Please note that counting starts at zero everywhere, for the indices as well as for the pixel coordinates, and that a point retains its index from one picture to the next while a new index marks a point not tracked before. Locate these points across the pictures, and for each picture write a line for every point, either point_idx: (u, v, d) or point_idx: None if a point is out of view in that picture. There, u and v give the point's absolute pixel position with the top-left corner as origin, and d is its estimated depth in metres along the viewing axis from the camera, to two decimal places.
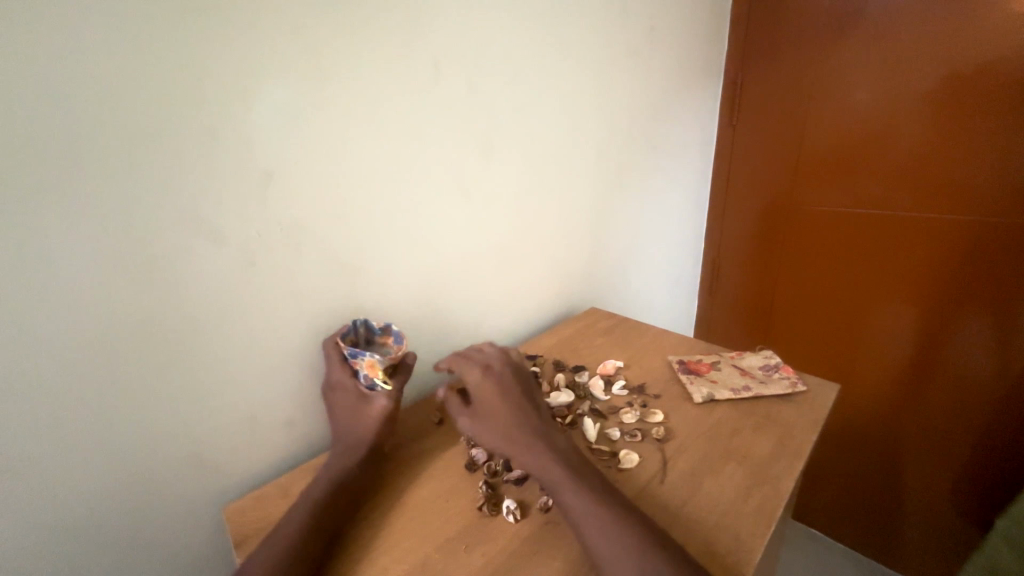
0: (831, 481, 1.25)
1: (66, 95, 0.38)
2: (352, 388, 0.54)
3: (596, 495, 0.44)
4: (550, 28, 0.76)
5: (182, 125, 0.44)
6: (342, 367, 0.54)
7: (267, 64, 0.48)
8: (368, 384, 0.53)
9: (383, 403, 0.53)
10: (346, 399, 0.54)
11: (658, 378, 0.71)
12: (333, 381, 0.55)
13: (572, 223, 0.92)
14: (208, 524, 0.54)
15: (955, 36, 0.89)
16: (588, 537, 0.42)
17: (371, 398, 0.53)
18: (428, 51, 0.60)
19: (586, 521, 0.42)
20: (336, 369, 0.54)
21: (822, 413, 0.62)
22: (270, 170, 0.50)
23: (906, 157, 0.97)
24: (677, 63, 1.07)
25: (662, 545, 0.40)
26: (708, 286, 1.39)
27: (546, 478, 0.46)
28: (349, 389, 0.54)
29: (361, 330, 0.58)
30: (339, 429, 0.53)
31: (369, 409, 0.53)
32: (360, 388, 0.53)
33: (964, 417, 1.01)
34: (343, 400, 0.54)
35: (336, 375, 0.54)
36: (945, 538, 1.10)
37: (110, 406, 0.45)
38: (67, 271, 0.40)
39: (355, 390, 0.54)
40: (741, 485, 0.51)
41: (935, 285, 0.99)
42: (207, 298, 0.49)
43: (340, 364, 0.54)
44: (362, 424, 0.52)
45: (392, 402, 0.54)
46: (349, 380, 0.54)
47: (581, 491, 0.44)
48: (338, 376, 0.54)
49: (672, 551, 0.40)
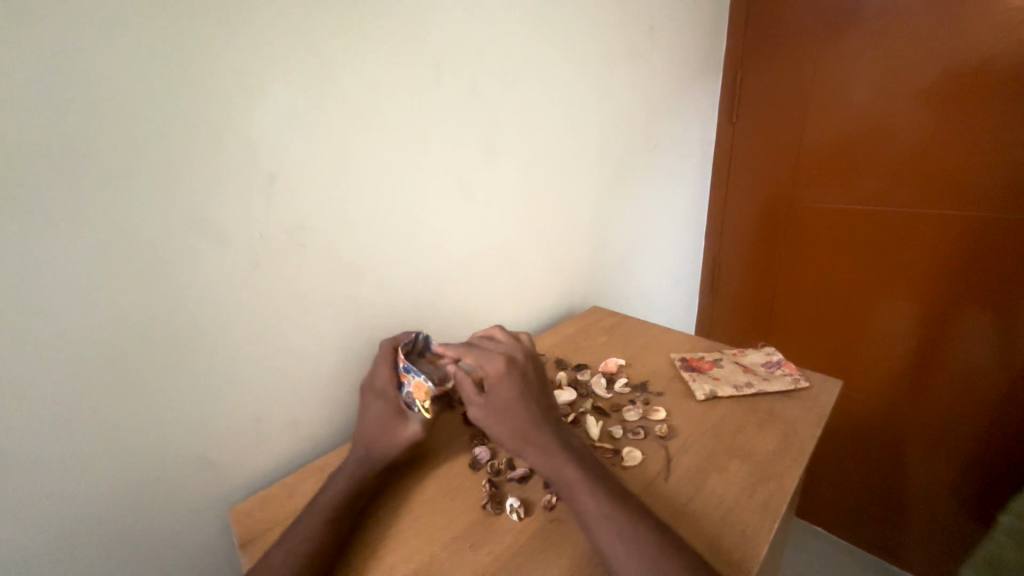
0: (833, 476, 1.26)
1: (71, 95, 0.38)
2: (393, 400, 0.52)
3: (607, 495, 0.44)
4: (551, 27, 0.76)
5: (188, 125, 0.44)
6: (390, 375, 0.54)
7: (271, 63, 0.48)
8: (408, 402, 0.52)
9: (416, 429, 0.51)
10: (382, 408, 0.52)
11: (661, 376, 0.72)
12: (375, 385, 0.54)
13: (573, 223, 0.92)
14: (214, 525, 0.54)
15: (953, 33, 0.89)
16: (595, 532, 0.42)
17: (407, 418, 0.51)
18: (429, 50, 0.60)
19: (597, 522, 0.42)
20: (384, 375, 0.54)
21: (824, 409, 0.62)
22: (275, 169, 0.50)
23: (906, 154, 0.98)
24: (677, 62, 1.07)
25: (673, 546, 0.40)
26: (709, 282, 1.40)
27: (565, 477, 0.45)
28: (390, 401, 0.52)
29: (418, 343, 0.58)
30: (363, 435, 0.51)
31: (401, 429, 0.51)
32: (400, 403, 0.52)
33: (966, 411, 1.01)
34: (380, 409, 0.52)
35: (382, 380, 0.54)
36: (946, 532, 1.10)
37: (116, 408, 0.45)
38: (72, 273, 0.40)
39: (395, 404, 0.52)
40: (745, 481, 0.51)
41: (936, 280, 0.99)
42: (213, 298, 0.49)
43: (390, 372, 0.54)
44: (389, 439, 0.50)
45: (424, 431, 0.52)
46: (393, 391, 0.53)
47: (595, 491, 0.44)
48: (383, 383, 0.54)
49: (683, 552, 0.40)
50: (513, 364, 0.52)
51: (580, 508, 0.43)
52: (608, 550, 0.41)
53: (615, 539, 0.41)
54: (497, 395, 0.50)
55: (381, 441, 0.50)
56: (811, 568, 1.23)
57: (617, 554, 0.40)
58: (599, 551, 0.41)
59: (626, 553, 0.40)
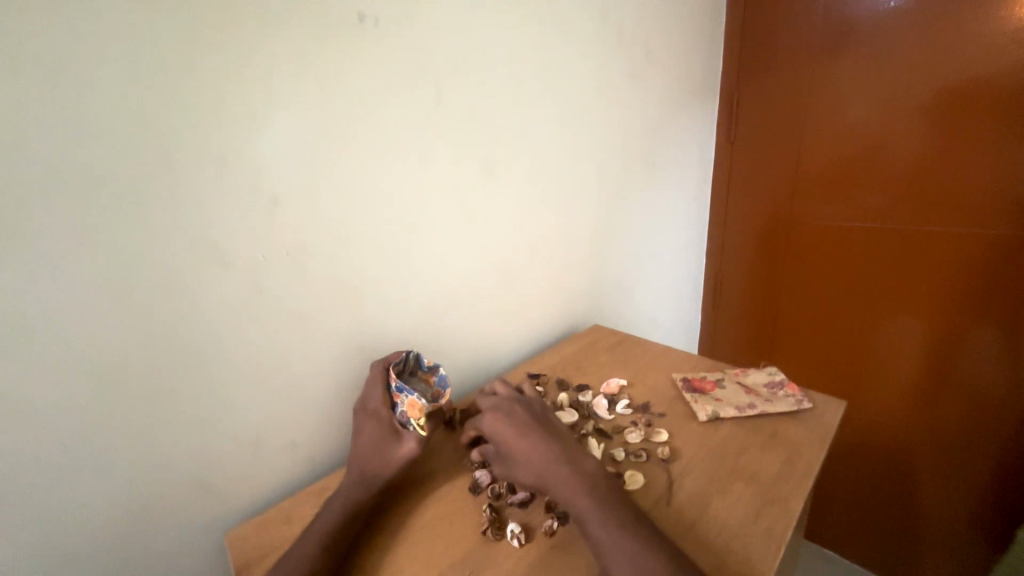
0: (844, 498, 1.23)
1: (83, 121, 0.39)
2: (386, 420, 0.52)
3: (617, 523, 0.43)
4: (552, 55, 0.79)
5: (195, 149, 0.45)
6: (383, 396, 0.54)
7: (278, 90, 0.49)
8: (402, 421, 0.52)
9: (411, 447, 0.50)
10: (375, 429, 0.52)
11: (663, 397, 0.71)
12: (366, 407, 0.54)
13: (575, 242, 0.93)
14: (209, 551, 0.53)
15: (945, 55, 0.92)
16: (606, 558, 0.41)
17: (402, 436, 0.51)
18: (432, 77, 0.62)
19: (613, 552, 0.41)
20: (376, 396, 0.54)
21: (829, 431, 0.61)
22: (278, 194, 0.51)
23: (905, 172, 0.99)
24: (674, 84, 1.10)
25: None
26: (711, 300, 1.40)
27: (576, 510, 0.44)
28: (383, 421, 0.52)
29: (410, 362, 0.59)
30: (358, 457, 0.51)
31: (397, 448, 0.50)
32: (393, 423, 0.52)
33: (978, 430, 1.00)
34: (373, 430, 0.52)
35: (374, 402, 0.54)
36: (963, 555, 1.07)
37: (115, 429, 0.44)
38: (77, 294, 0.41)
39: (388, 423, 0.52)
40: (750, 505, 0.50)
41: (941, 297, 0.99)
42: (214, 318, 0.49)
43: (382, 393, 0.54)
44: (385, 460, 0.50)
45: (420, 449, 0.51)
46: (386, 411, 0.53)
47: (605, 521, 0.43)
48: (376, 404, 0.53)
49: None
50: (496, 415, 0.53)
51: (595, 541, 0.42)
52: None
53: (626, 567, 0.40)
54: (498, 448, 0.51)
55: (377, 463, 0.50)
56: None
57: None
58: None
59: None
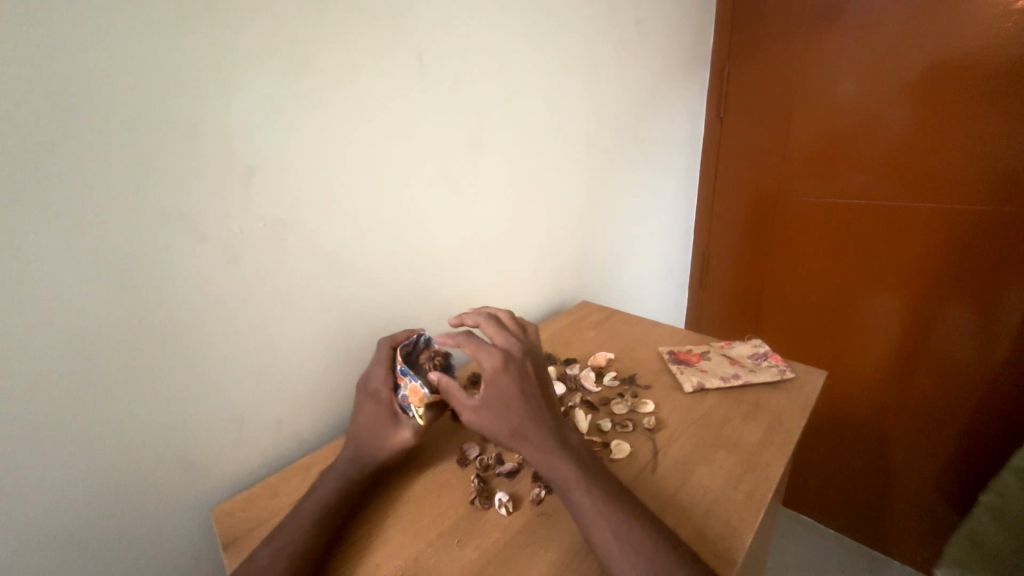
0: (822, 468, 1.28)
1: (39, 86, 0.37)
2: (386, 401, 0.52)
3: (607, 493, 0.43)
4: (540, 23, 0.76)
5: (165, 117, 0.43)
6: (386, 378, 0.53)
7: (252, 55, 0.47)
8: (402, 406, 0.51)
9: (406, 436, 0.50)
10: (375, 411, 0.51)
11: (649, 369, 0.72)
12: (369, 385, 0.53)
13: (562, 218, 0.92)
14: (197, 526, 0.53)
15: (939, 27, 0.90)
16: (589, 530, 0.41)
17: (399, 423, 0.51)
18: (413, 42, 0.60)
19: (595, 522, 0.41)
20: (379, 376, 0.53)
21: (810, 399, 0.63)
22: (254, 165, 0.49)
23: (891, 149, 0.99)
24: (664, 57, 1.07)
25: (668, 542, 0.40)
26: (699, 276, 1.41)
27: (562, 477, 0.44)
28: (383, 401, 0.52)
29: (421, 345, 0.56)
30: (354, 434, 0.51)
31: (393, 433, 0.50)
32: (394, 406, 0.51)
33: (950, 401, 1.03)
34: (372, 410, 0.52)
35: (377, 382, 0.53)
36: (931, 519, 1.12)
37: (96, 410, 0.44)
38: (48, 272, 0.39)
39: (388, 405, 0.52)
40: (732, 471, 0.52)
41: (920, 273, 1.01)
42: (190, 296, 0.47)
43: (385, 373, 0.53)
44: (380, 441, 0.50)
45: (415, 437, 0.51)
46: (388, 393, 0.52)
47: (593, 492, 0.43)
48: (378, 384, 0.53)
49: (678, 547, 0.40)
50: (512, 360, 0.50)
51: (578, 509, 0.42)
52: (604, 548, 0.40)
53: (611, 539, 0.40)
54: (495, 395, 0.47)
55: (372, 442, 0.50)
56: (800, 557, 1.25)
57: (613, 555, 0.40)
58: (595, 548, 0.41)
59: (623, 552, 0.39)
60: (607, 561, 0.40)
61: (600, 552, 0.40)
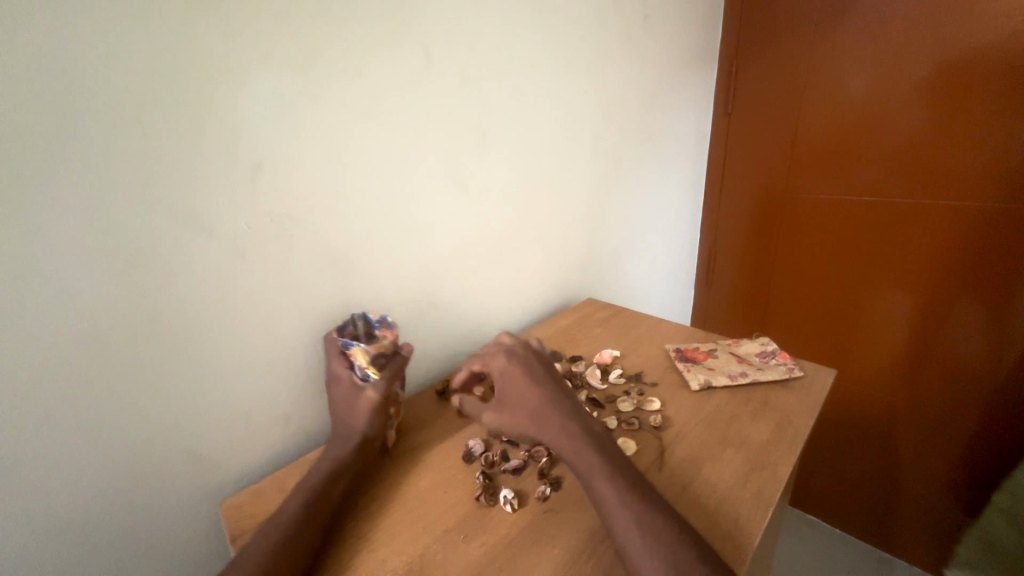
0: (830, 468, 1.27)
1: (47, 84, 0.37)
2: (344, 378, 0.53)
3: (623, 480, 0.43)
4: (545, 20, 0.75)
5: (171, 114, 0.43)
6: (336, 359, 0.53)
7: (258, 51, 0.47)
8: (360, 376, 0.52)
9: (373, 395, 0.51)
10: (341, 391, 0.53)
11: (656, 367, 0.72)
12: (330, 372, 0.54)
13: (569, 215, 0.91)
14: (205, 521, 0.53)
15: (952, 21, 0.88)
16: (610, 520, 0.41)
17: (362, 389, 0.52)
18: (419, 38, 0.59)
19: (613, 508, 0.42)
20: (331, 357, 0.54)
21: (819, 398, 0.62)
22: (260, 161, 0.49)
23: (901, 146, 0.98)
24: (671, 53, 1.06)
25: (681, 532, 0.40)
26: (705, 274, 1.40)
27: (583, 464, 0.45)
28: (342, 379, 0.53)
29: (359, 322, 0.57)
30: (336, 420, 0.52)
31: (361, 399, 0.52)
32: (353, 379, 0.52)
33: (962, 401, 1.02)
34: (339, 389, 0.53)
35: (331, 368, 0.54)
36: (942, 520, 1.11)
37: (104, 405, 0.44)
38: (57, 268, 0.39)
39: (348, 381, 0.52)
40: (740, 470, 0.51)
41: (931, 271, 0.99)
42: (197, 292, 0.48)
43: (333, 352, 0.54)
44: (357, 415, 0.51)
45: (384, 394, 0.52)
46: (343, 372, 0.53)
47: (613, 477, 0.43)
48: (334, 370, 0.54)
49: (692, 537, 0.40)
50: (515, 357, 0.52)
51: (598, 494, 0.43)
52: (624, 539, 0.40)
53: (630, 530, 0.40)
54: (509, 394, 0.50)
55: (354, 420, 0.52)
56: (808, 557, 1.24)
57: (632, 548, 0.39)
58: (613, 534, 0.41)
59: (641, 538, 0.39)
60: (626, 552, 0.39)
61: (617, 539, 0.40)
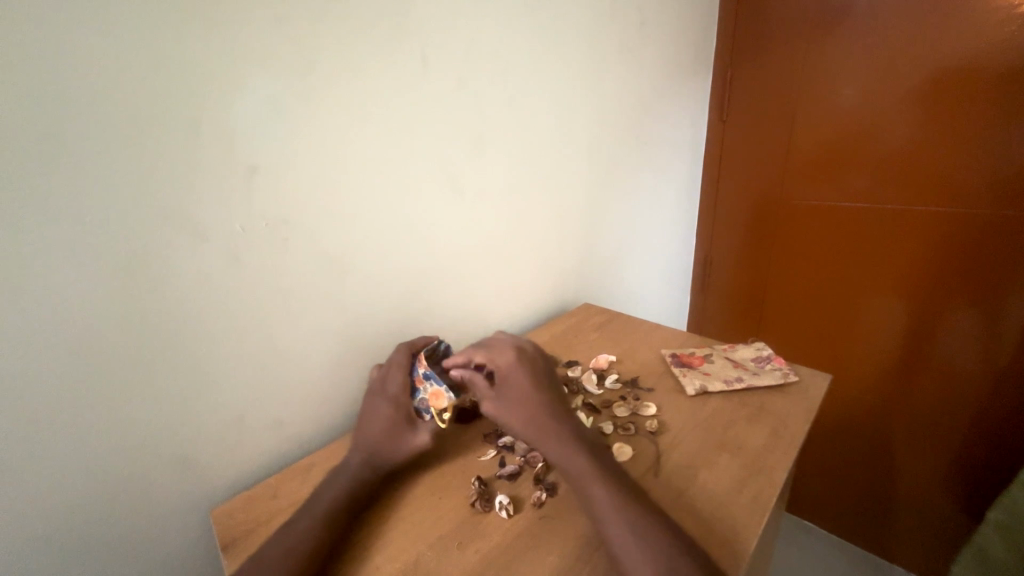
0: (826, 474, 1.26)
1: (40, 91, 0.37)
2: (403, 407, 0.52)
3: (620, 488, 0.43)
4: (542, 26, 0.76)
5: (167, 121, 0.43)
6: (404, 383, 0.54)
7: (253, 56, 0.47)
8: (419, 410, 0.52)
9: (424, 439, 0.51)
10: (390, 415, 0.52)
11: (652, 372, 0.72)
12: (386, 388, 0.54)
13: (563, 220, 0.92)
14: (194, 528, 0.52)
15: (942, 33, 0.90)
16: (608, 536, 0.41)
17: (417, 427, 0.51)
18: (416, 45, 0.60)
19: (607, 513, 0.42)
20: (397, 381, 0.54)
21: (814, 403, 0.62)
22: (255, 165, 0.49)
23: (894, 153, 0.99)
24: (667, 62, 1.07)
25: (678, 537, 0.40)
26: (701, 278, 1.40)
27: (577, 469, 0.45)
28: (400, 407, 0.52)
29: (438, 352, 0.58)
30: (367, 439, 0.51)
31: (410, 437, 0.51)
32: (410, 410, 0.52)
33: (953, 407, 1.02)
34: (388, 415, 0.52)
35: (394, 387, 0.53)
36: (939, 528, 1.11)
37: (93, 412, 0.43)
38: (50, 274, 0.39)
39: (405, 411, 0.52)
40: (736, 475, 0.51)
41: (923, 277, 1.00)
42: (190, 297, 0.47)
43: (404, 378, 0.54)
44: (395, 447, 0.50)
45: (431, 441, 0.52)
46: (406, 398, 0.53)
47: (607, 485, 0.43)
48: (395, 389, 0.53)
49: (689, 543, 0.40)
50: (522, 357, 0.55)
51: (592, 498, 0.43)
52: (619, 547, 0.40)
53: (628, 539, 0.40)
54: (511, 388, 0.51)
55: (388, 448, 0.50)
56: (805, 564, 1.24)
57: (633, 563, 0.38)
58: (605, 538, 0.41)
59: (635, 546, 0.39)
60: (619, 558, 0.39)
61: (610, 544, 0.40)
